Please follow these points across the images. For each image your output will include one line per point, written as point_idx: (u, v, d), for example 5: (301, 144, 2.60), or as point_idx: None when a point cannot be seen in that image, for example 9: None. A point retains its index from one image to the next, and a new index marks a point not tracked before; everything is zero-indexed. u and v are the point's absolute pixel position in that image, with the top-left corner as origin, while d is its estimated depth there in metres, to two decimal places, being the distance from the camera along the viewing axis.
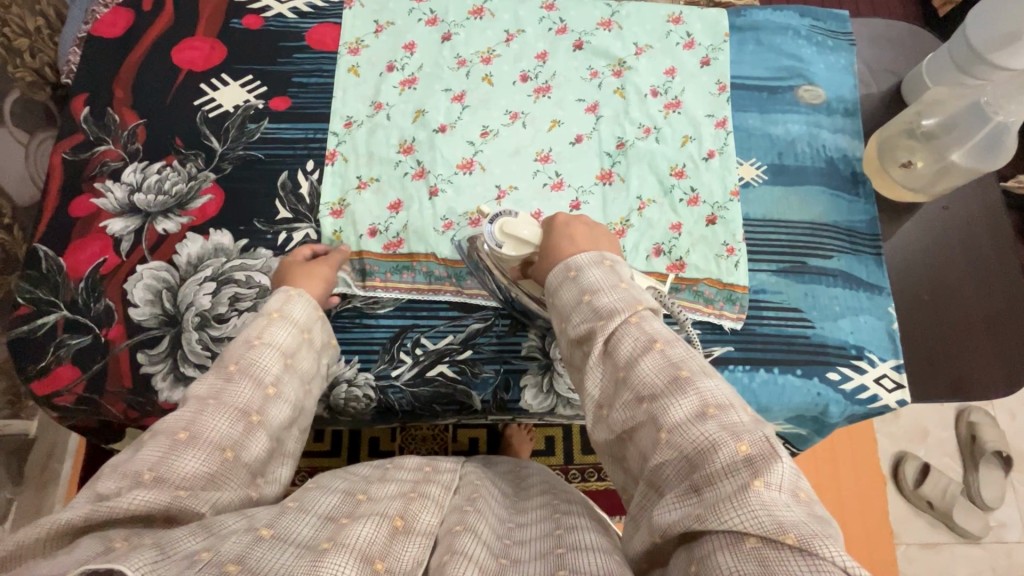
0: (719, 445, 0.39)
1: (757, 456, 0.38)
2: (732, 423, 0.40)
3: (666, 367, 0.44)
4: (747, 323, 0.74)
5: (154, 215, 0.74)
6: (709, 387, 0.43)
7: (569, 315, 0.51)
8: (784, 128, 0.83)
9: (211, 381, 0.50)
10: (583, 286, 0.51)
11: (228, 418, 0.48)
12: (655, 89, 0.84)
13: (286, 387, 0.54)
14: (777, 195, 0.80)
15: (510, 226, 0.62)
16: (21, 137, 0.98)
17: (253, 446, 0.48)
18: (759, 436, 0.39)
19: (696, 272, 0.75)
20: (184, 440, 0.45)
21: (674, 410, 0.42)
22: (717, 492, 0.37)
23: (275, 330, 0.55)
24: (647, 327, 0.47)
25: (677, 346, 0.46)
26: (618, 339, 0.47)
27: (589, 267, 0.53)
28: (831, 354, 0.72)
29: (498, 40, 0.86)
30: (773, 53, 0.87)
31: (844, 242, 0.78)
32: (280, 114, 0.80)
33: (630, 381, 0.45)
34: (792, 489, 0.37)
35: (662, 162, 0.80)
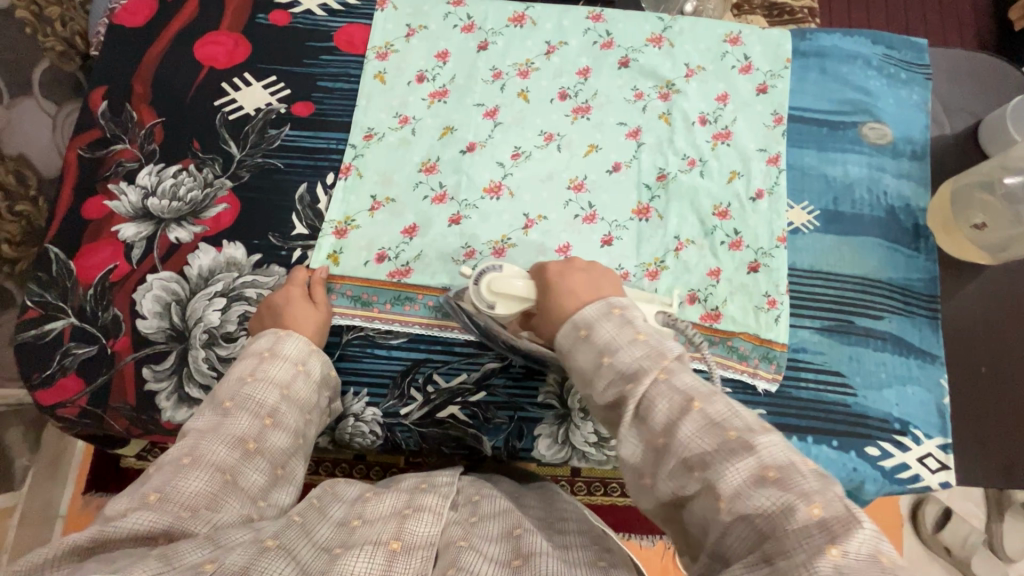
0: (791, 509, 0.35)
1: (832, 520, 0.35)
2: (796, 484, 0.36)
3: (706, 427, 0.40)
4: (783, 385, 0.68)
5: (167, 221, 0.71)
6: (771, 445, 0.38)
7: (592, 379, 0.48)
8: (843, 170, 0.76)
9: (208, 416, 0.50)
10: (600, 347, 0.48)
11: (225, 446, 0.47)
12: (704, 116, 0.77)
13: (284, 415, 0.52)
14: (828, 244, 0.73)
15: (499, 284, 0.59)
16: (49, 108, 0.94)
17: (249, 475, 0.47)
18: (834, 498, 0.36)
19: (732, 324, 0.69)
20: (186, 465, 0.45)
21: (729, 475, 0.38)
22: (793, 562, 0.34)
23: (268, 367, 0.54)
24: (678, 383, 0.43)
25: (717, 402, 0.41)
26: (650, 401, 0.43)
27: (600, 322, 0.49)
28: (872, 427, 0.67)
29: (538, 52, 0.80)
30: (838, 84, 0.79)
31: (897, 302, 0.71)
32: (303, 121, 0.76)
33: (671, 448, 0.41)
34: (871, 551, 0.33)
35: (705, 200, 0.74)
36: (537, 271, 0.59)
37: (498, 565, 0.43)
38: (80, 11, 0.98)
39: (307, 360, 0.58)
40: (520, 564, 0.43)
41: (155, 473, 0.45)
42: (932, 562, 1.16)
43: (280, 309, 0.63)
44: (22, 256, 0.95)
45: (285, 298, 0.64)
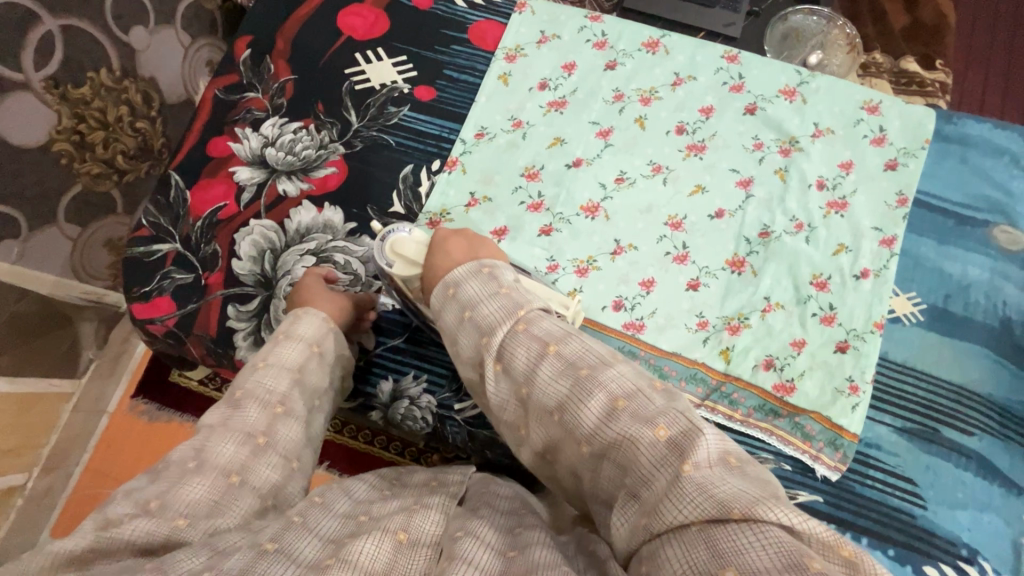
0: (637, 440, 0.38)
1: (677, 437, 0.37)
2: (643, 410, 0.39)
3: (563, 367, 0.42)
4: (846, 477, 0.65)
5: (279, 173, 0.75)
6: (613, 377, 0.41)
7: (457, 336, 0.49)
8: (962, 269, 0.71)
9: (220, 410, 0.52)
10: (463, 302, 0.49)
11: (233, 443, 0.49)
12: (823, 180, 0.74)
13: (295, 403, 0.54)
14: (929, 342, 0.69)
15: (400, 245, 0.62)
16: (184, 40, 1.07)
17: (260, 471, 0.49)
18: (675, 415, 0.38)
19: (805, 400, 0.66)
20: (191, 471, 0.46)
21: (586, 419, 0.40)
22: (653, 489, 0.36)
23: (281, 350, 0.57)
24: (537, 331, 0.45)
25: (570, 342, 0.44)
26: (511, 351, 0.45)
27: (465, 280, 0.50)
28: (936, 545, 0.62)
29: (664, 81, 0.78)
30: (975, 177, 0.74)
31: (992, 421, 0.66)
32: (423, 104, 0.78)
33: (532, 400, 0.43)
34: (720, 455, 0.36)
35: (805, 268, 0.71)
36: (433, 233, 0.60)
37: (493, 554, 0.41)
38: None
39: (322, 341, 0.60)
40: (515, 555, 0.41)
41: (164, 471, 0.46)
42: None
43: (308, 289, 0.66)
44: (132, 170, 1.05)
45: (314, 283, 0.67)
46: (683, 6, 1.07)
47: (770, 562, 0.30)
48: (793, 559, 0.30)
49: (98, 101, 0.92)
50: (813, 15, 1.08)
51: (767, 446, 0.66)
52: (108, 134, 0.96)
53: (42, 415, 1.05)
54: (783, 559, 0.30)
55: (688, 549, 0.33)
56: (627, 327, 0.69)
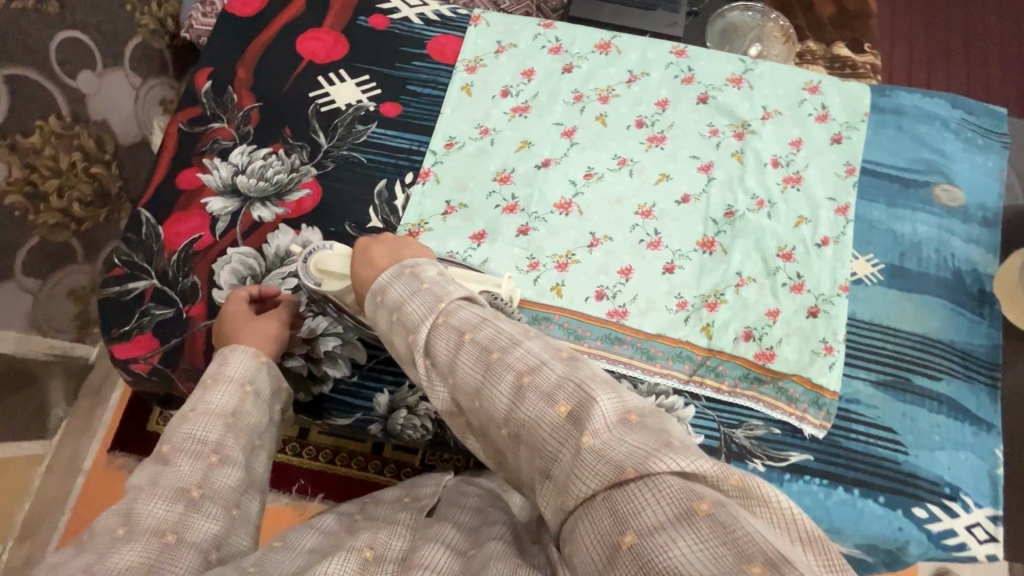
0: (539, 417, 0.38)
1: (575, 410, 0.37)
2: (546, 385, 0.39)
3: (480, 356, 0.41)
4: (832, 433, 0.68)
5: (252, 200, 0.75)
6: (524, 353, 0.41)
7: (392, 339, 0.48)
8: (911, 228, 0.76)
9: (148, 469, 0.48)
10: (389, 306, 0.47)
11: (162, 501, 0.45)
12: (777, 159, 0.79)
13: (230, 450, 0.51)
14: (891, 299, 0.73)
15: (325, 262, 0.64)
16: (135, 81, 1.07)
17: (198, 526, 0.45)
18: (573, 386, 0.38)
19: (785, 366, 0.69)
20: (120, 537, 0.42)
21: (497, 397, 0.40)
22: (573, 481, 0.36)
23: (210, 397, 0.53)
24: (455, 321, 0.44)
25: (486, 328, 0.43)
26: (432, 340, 0.44)
27: (390, 284, 0.48)
28: (921, 488, 0.66)
29: (619, 79, 0.82)
30: (914, 143, 0.80)
31: (957, 365, 0.71)
32: (390, 120, 0.79)
33: (456, 383, 0.43)
34: (620, 415, 0.36)
35: (770, 241, 0.75)
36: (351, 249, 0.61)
37: (453, 556, 0.43)
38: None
39: (254, 379, 0.56)
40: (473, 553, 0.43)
41: (87, 542, 0.42)
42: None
43: (232, 322, 0.63)
44: (89, 218, 1.04)
45: (238, 313, 0.64)
46: (627, 11, 1.13)
47: (666, 514, 0.31)
48: (684, 507, 0.31)
49: (49, 149, 0.91)
50: (748, 11, 1.15)
51: (756, 413, 0.69)
52: (62, 182, 0.95)
53: (14, 479, 1.01)
54: (675, 510, 0.31)
55: (594, 521, 0.33)
56: (611, 315, 0.71)
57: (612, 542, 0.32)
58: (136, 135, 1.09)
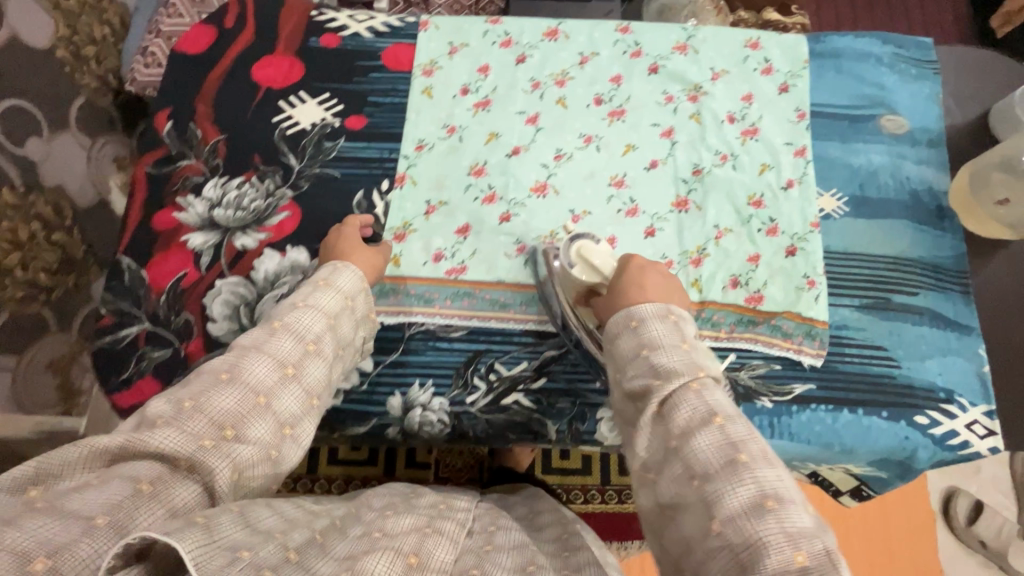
0: (769, 547, 0.39)
1: (814, 568, 0.38)
2: (793, 529, 0.40)
3: (725, 450, 0.44)
4: (828, 359, 0.71)
5: (233, 230, 0.75)
6: (771, 477, 0.42)
7: (625, 365, 0.52)
8: (866, 159, 0.81)
9: (255, 333, 0.54)
10: (643, 339, 0.52)
11: (265, 366, 0.51)
12: (732, 115, 0.82)
13: (325, 343, 0.57)
14: (859, 228, 0.77)
15: (588, 250, 0.65)
16: (85, 142, 1.06)
17: (284, 399, 0.51)
18: (822, 551, 0.39)
19: (774, 304, 0.73)
20: (224, 379, 0.49)
21: (730, 499, 0.42)
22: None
23: (318, 295, 0.59)
24: (709, 397, 0.47)
25: (738, 422, 0.46)
26: (676, 404, 0.48)
27: (652, 319, 0.53)
28: (919, 397, 0.70)
29: (572, 62, 0.85)
30: (854, 81, 0.84)
31: (930, 279, 0.75)
32: (356, 133, 0.81)
33: (680, 452, 0.45)
34: None
35: (740, 192, 0.78)
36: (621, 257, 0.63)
37: None
38: (113, 49, 1.10)
39: (355, 297, 0.62)
40: None
41: (197, 377, 0.50)
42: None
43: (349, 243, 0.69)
44: (56, 285, 1.02)
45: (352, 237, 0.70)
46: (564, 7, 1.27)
47: None
48: None
49: (6, 221, 0.89)
50: None
51: (755, 353, 0.71)
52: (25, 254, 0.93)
53: None
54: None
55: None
56: None
57: None
58: (92, 196, 1.10)
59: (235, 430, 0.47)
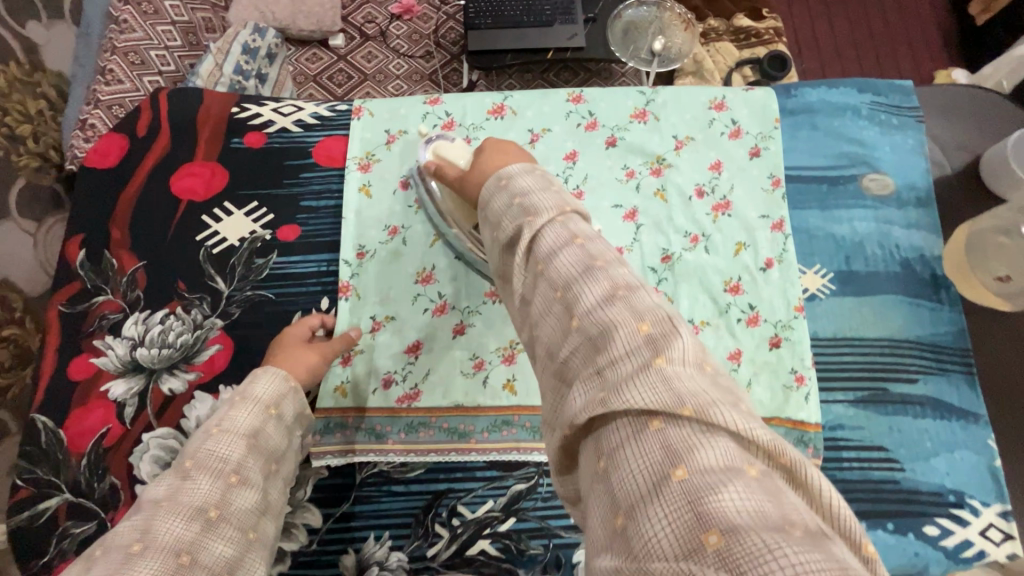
0: (619, 325, 0.32)
1: (658, 335, 0.31)
2: (642, 305, 0.33)
3: (583, 258, 0.36)
4: (824, 467, 0.65)
5: (159, 372, 0.68)
6: (625, 273, 0.36)
7: (499, 220, 0.43)
8: (850, 227, 0.74)
9: (168, 483, 0.47)
10: (514, 190, 0.43)
11: (181, 519, 0.44)
12: (701, 188, 0.75)
13: (251, 471, 0.50)
14: (848, 308, 0.71)
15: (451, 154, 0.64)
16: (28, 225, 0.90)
17: (213, 547, 0.44)
18: (667, 318, 0.32)
19: (761, 409, 0.66)
20: (136, 551, 0.41)
21: (586, 296, 0.35)
22: (618, 372, 0.30)
23: (235, 414, 0.53)
24: (573, 225, 0.39)
25: (599, 243, 0.38)
26: (541, 235, 0.39)
27: (522, 174, 0.44)
28: (925, 502, 0.63)
29: (522, 142, 0.77)
30: (831, 138, 0.77)
31: (929, 361, 0.68)
32: (290, 245, 0.73)
33: (547, 273, 0.37)
34: (697, 364, 0.31)
35: (714, 278, 0.71)
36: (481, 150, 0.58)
37: None
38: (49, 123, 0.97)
39: (280, 403, 0.57)
40: None
41: (96, 563, 0.40)
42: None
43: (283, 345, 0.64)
44: None
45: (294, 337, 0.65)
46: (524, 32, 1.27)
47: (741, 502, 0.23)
48: (772, 520, 0.22)
49: None
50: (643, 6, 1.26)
51: None
52: None
53: None
54: (725, 463, 0.25)
55: (638, 439, 0.28)
56: None
57: (654, 469, 0.26)
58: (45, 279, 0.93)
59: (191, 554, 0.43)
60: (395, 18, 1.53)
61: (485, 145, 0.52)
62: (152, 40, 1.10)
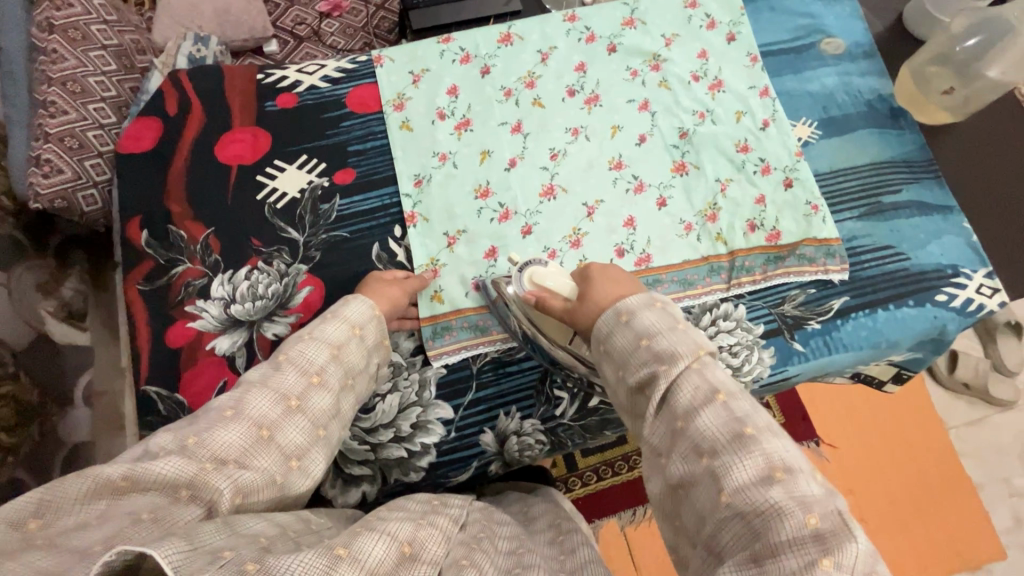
0: (785, 514, 0.38)
1: (828, 532, 0.36)
2: (800, 492, 0.39)
3: (730, 424, 0.43)
4: (851, 271, 0.77)
5: (259, 322, 0.70)
6: (777, 446, 0.41)
7: (627, 361, 0.50)
8: (820, 84, 0.88)
9: (263, 368, 0.54)
10: (638, 330, 0.50)
11: (268, 398, 0.51)
12: (695, 74, 0.86)
13: (330, 375, 0.56)
14: (836, 146, 0.84)
15: (539, 276, 0.64)
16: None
17: (289, 431, 0.51)
18: (831, 511, 0.37)
19: (792, 236, 0.78)
20: (228, 415, 0.49)
21: (738, 470, 0.41)
22: (778, 565, 0.36)
23: (324, 327, 0.59)
24: (710, 375, 0.46)
25: (741, 399, 0.45)
26: (678, 385, 0.46)
27: (641, 310, 0.51)
28: (932, 279, 0.77)
29: (534, 61, 0.86)
30: (786, 16, 0.91)
31: (905, 174, 0.83)
32: (349, 187, 0.77)
33: (688, 431, 0.44)
34: (867, 570, 0.35)
35: (726, 142, 0.83)
36: (579, 271, 0.63)
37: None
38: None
39: (364, 323, 0.62)
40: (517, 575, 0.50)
41: (203, 415, 0.50)
42: (944, 428, 1.22)
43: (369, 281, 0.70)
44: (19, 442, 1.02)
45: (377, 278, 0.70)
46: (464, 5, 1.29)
47: None
48: None
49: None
50: None
51: (791, 285, 0.76)
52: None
53: None
54: None
55: None
56: (639, 265, 0.76)
57: None
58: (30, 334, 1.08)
59: (270, 430, 0.50)
60: (325, 17, 1.39)
61: (594, 273, 0.60)
62: (86, 66, 1.07)
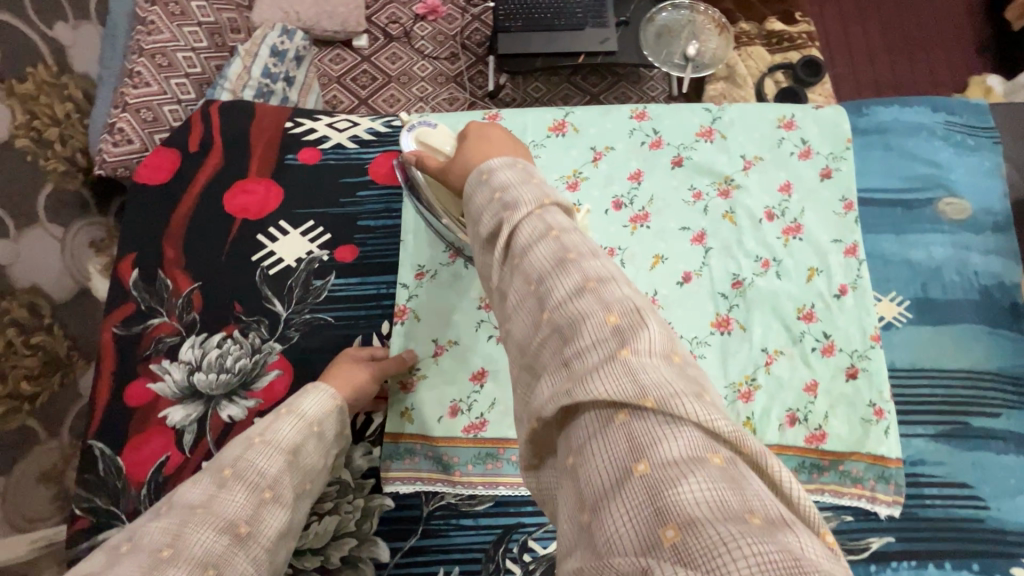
0: (584, 318, 0.30)
1: (625, 327, 0.29)
2: (608, 293, 0.31)
3: (556, 253, 0.34)
4: (907, 506, 0.62)
5: (217, 398, 0.65)
6: (596, 265, 0.33)
7: (480, 218, 0.40)
8: (926, 253, 0.71)
9: (204, 488, 0.45)
10: (495, 186, 0.40)
11: (212, 530, 0.43)
12: (770, 211, 0.73)
13: (285, 488, 0.49)
14: (926, 337, 0.68)
15: (427, 135, 0.61)
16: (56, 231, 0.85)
17: (238, 564, 0.42)
18: (631, 308, 0.30)
19: (840, 444, 0.63)
20: (167, 559, 0.40)
21: (556, 290, 0.32)
22: (586, 365, 0.28)
23: (279, 425, 0.52)
24: (550, 218, 0.37)
25: (576, 236, 0.36)
26: (516, 229, 0.36)
27: (501, 168, 0.41)
28: (1013, 544, 0.61)
29: (584, 160, 0.75)
30: (905, 159, 0.75)
31: (1011, 392, 0.66)
32: (347, 266, 0.71)
33: (520, 267, 0.35)
34: (663, 351, 0.29)
35: (787, 304, 0.69)
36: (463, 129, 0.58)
37: None
38: (78, 126, 0.95)
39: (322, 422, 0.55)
40: None
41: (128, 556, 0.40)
42: None
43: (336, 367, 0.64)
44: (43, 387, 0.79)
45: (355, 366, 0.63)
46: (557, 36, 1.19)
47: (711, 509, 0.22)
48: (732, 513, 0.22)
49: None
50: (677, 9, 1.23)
51: (821, 504, 0.62)
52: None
53: None
54: (692, 454, 0.24)
55: (605, 433, 0.26)
56: None
57: (620, 472, 0.25)
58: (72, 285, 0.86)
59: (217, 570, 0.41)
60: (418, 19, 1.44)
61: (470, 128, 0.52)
62: (178, 41, 1.05)
